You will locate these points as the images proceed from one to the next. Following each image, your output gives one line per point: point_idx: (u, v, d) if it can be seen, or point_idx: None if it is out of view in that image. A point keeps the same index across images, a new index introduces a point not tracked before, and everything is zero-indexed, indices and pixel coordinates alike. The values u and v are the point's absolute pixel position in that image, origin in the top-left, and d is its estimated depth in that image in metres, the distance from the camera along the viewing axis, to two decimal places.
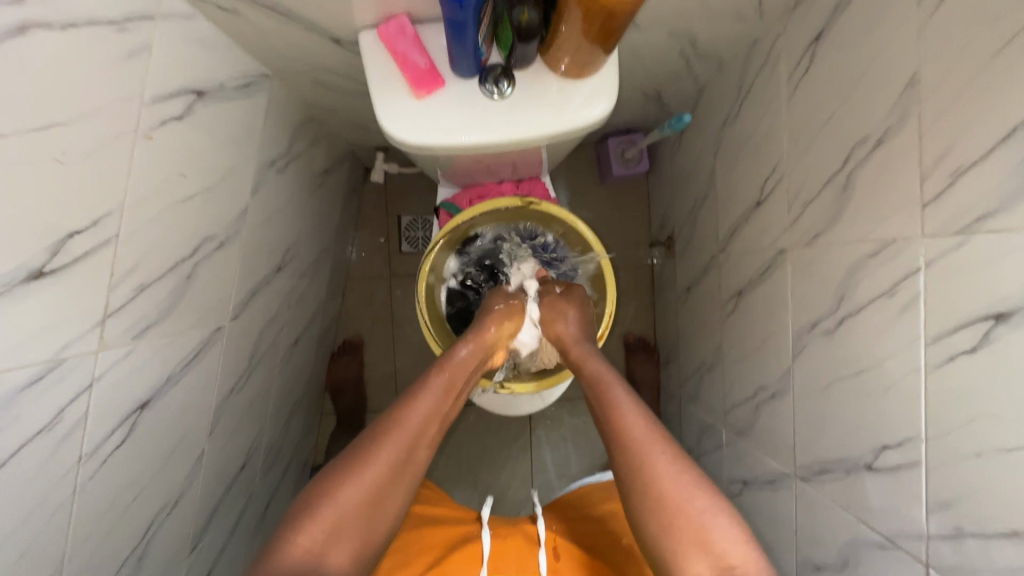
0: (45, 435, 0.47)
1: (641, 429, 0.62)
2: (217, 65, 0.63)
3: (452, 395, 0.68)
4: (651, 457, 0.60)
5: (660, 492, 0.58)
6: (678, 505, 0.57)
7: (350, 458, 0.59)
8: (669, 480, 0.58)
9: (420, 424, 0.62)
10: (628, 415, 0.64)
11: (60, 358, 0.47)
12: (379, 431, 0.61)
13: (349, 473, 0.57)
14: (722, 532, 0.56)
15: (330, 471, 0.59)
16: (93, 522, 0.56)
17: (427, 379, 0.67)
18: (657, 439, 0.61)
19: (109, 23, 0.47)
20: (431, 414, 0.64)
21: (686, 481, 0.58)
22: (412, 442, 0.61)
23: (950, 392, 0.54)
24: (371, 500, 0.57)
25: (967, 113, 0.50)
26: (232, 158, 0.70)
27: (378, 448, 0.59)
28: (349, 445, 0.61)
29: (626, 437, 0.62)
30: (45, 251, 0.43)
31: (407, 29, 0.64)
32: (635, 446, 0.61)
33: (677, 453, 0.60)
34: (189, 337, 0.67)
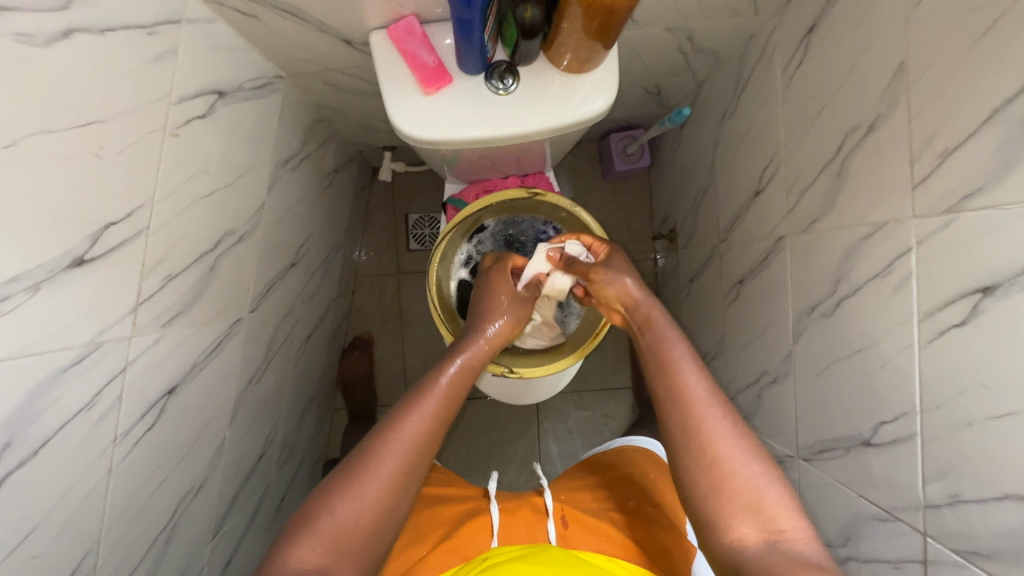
0: (85, 414, 0.51)
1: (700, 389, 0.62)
2: (235, 67, 0.67)
3: (450, 404, 0.67)
4: (708, 417, 0.60)
5: (713, 449, 0.58)
6: (730, 463, 0.57)
7: (347, 473, 0.58)
8: (722, 437, 0.58)
9: (416, 438, 0.61)
10: (690, 375, 0.64)
11: (98, 342, 0.50)
12: (374, 444, 0.60)
13: (348, 488, 0.57)
14: (775, 497, 0.55)
15: (326, 486, 0.58)
16: (126, 501, 0.59)
17: (422, 392, 0.66)
18: (715, 400, 0.61)
19: (141, 27, 0.50)
20: (428, 427, 0.63)
21: (741, 446, 0.58)
22: (409, 457, 0.60)
23: (942, 365, 0.56)
24: (371, 514, 0.56)
25: (952, 97, 0.53)
26: (250, 156, 0.73)
27: (376, 461, 0.58)
28: (342, 462, 0.60)
29: (687, 394, 0.62)
30: (86, 240, 0.47)
31: (415, 30, 0.67)
32: (694, 405, 0.61)
33: (734, 414, 0.61)
34: (211, 328, 0.70)
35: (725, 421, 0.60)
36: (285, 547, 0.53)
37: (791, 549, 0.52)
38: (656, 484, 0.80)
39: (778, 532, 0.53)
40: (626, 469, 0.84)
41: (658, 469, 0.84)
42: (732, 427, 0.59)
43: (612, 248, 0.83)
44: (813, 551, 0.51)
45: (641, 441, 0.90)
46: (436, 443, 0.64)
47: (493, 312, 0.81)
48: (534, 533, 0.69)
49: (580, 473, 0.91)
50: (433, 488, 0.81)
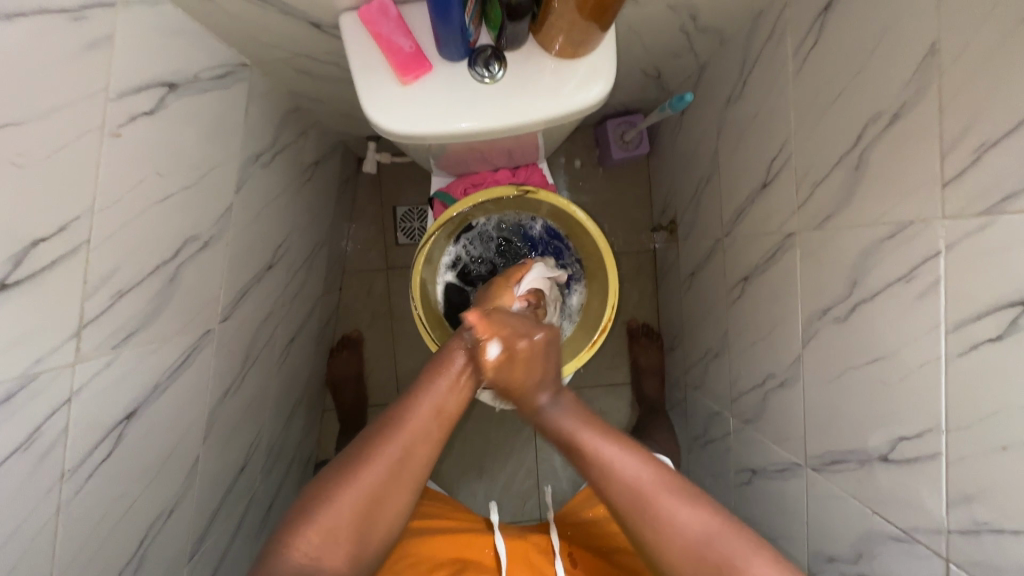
0: (22, 453, 0.45)
1: (637, 477, 0.59)
2: (188, 53, 0.60)
3: (469, 386, 0.65)
4: (660, 504, 0.57)
5: (673, 556, 0.56)
6: (694, 563, 0.56)
7: (358, 451, 0.57)
8: (677, 539, 0.56)
9: (426, 421, 0.59)
10: (620, 466, 0.59)
11: (33, 373, 0.45)
12: (383, 426, 0.59)
13: (353, 467, 0.56)
14: (755, 572, 0.54)
15: (337, 463, 0.57)
16: (82, 538, 0.55)
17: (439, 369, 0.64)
18: (656, 490, 0.58)
19: (63, 11, 0.43)
20: (439, 411, 0.61)
21: (701, 531, 0.56)
22: (416, 439, 0.58)
23: (973, 381, 0.51)
24: (369, 499, 0.55)
25: (991, 85, 0.47)
26: (212, 155, 0.66)
27: (380, 446, 0.57)
28: (356, 438, 0.60)
29: (626, 495, 0.58)
30: (8, 262, 0.41)
31: (389, 10, 0.59)
32: (640, 504, 0.57)
33: (684, 495, 0.58)
34: (176, 343, 0.65)
35: (676, 515, 0.57)
36: (294, 522, 0.53)
37: None
38: None
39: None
40: None
41: None
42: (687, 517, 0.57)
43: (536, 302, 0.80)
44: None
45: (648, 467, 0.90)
46: (446, 429, 0.61)
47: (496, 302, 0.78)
48: None
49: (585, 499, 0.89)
50: (431, 520, 0.77)
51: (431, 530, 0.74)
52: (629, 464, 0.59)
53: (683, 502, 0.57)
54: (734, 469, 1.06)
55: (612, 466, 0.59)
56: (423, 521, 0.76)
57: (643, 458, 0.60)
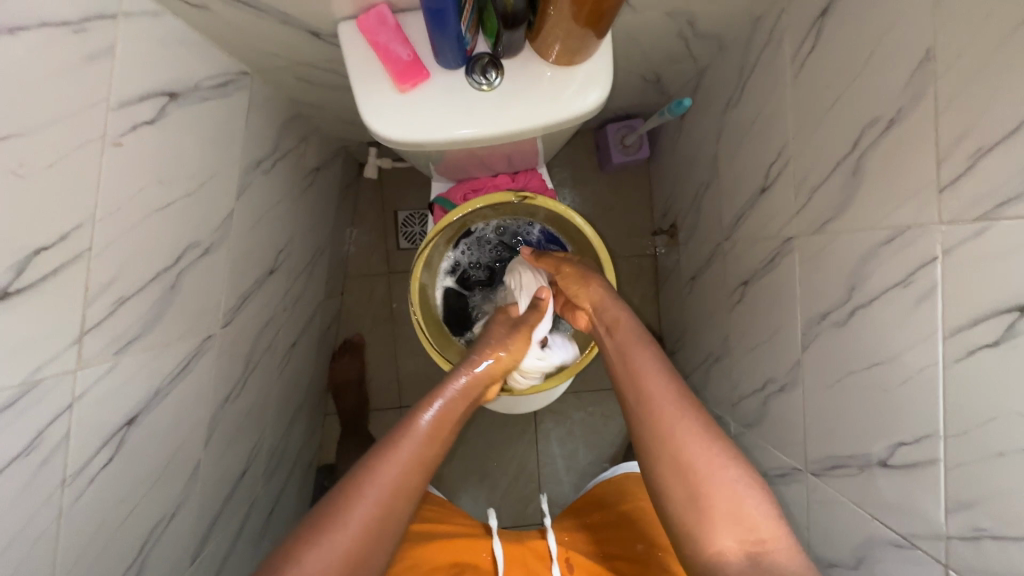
0: (24, 459, 0.46)
1: (667, 394, 0.62)
2: (189, 63, 0.61)
3: (436, 440, 0.64)
4: (680, 428, 0.59)
5: (687, 456, 0.57)
6: (705, 473, 0.55)
7: (320, 518, 0.54)
8: (693, 444, 0.58)
9: (395, 482, 0.57)
10: (657, 379, 0.64)
11: (35, 380, 0.45)
12: (349, 489, 0.56)
13: (319, 533, 0.52)
14: (755, 507, 0.53)
15: (294, 534, 0.53)
16: (83, 543, 0.55)
17: (401, 431, 0.62)
18: (683, 404, 0.61)
19: (65, 24, 0.44)
20: (407, 469, 0.59)
21: (714, 453, 0.57)
22: (388, 499, 0.56)
23: (971, 387, 0.51)
24: (342, 561, 0.52)
25: (985, 91, 0.47)
26: (213, 162, 0.67)
27: (350, 508, 0.54)
28: (315, 507, 0.56)
29: (653, 403, 0.62)
30: (10, 271, 0.41)
31: (388, 20, 0.61)
32: (664, 414, 0.60)
33: (705, 420, 0.60)
34: (177, 348, 0.65)
35: (693, 429, 0.59)
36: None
37: (775, 560, 0.50)
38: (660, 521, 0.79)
39: (760, 543, 0.51)
40: (632, 503, 0.82)
41: None
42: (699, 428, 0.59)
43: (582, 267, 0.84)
44: (799, 565, 0.49)
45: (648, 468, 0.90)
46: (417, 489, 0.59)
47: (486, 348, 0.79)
48: None
49: (588, 505, 0.89)
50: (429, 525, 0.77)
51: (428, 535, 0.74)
52: (663, 380, 0.64)
53: (701, 419, 0.60)
54: None
55: (648, 377, 0.65)
56: (420, 526, 0.76)
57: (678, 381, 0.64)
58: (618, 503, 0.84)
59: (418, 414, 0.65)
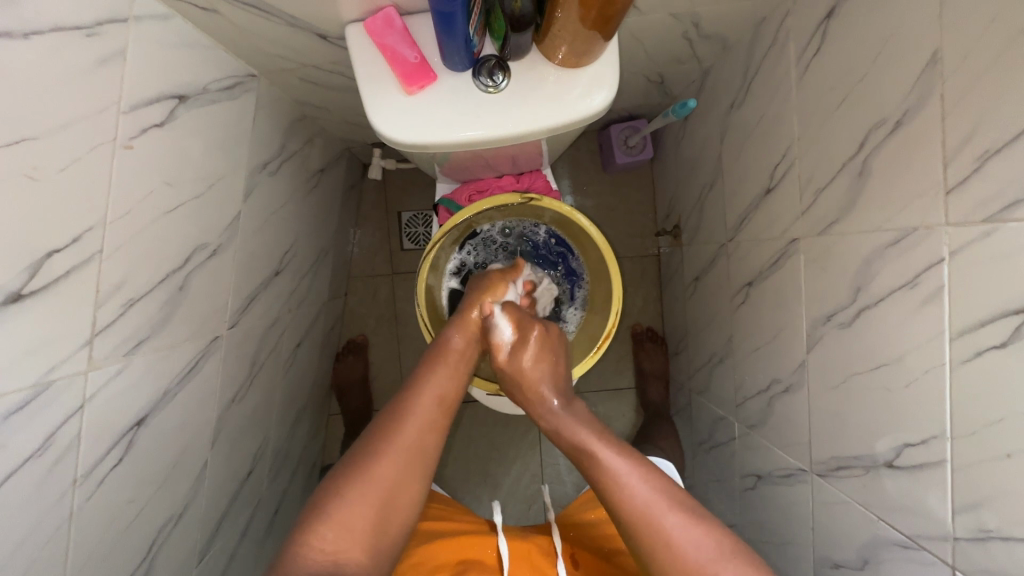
0: (36, 460, 0.46)
1: (644, 494, 0.61)
2: (198, 66, 0.61)
3: (456, 389, 0.70)
4: (666, 523, 0.59)
5: (680, 565, 0.57)
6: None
7: (358, 457, 0.60)
8: (683, 544, 0.58)
9: (423, 422, 0.63)
10: (631, 481, 0.61)
11: (47, 381, 0.46)
12: (382, 431, 0.62)
13: (359, 471, 0.59)
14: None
15: (336, 473, 0.60)
16: (93, 543, 0.55)
17: (422, 377, 0.68)
18: (661, 505, 0.60)
19: (78, 28, 0.45)
20: (433, 411, 0.65)
21: (707, 552, 0.57)
22: (418, 437, 0.62)
23: (978, 388, 0.51)
24: (383, 493, 0.58)
25: (992, 93, 0.47)
26: (221, 164, 0.68)
27: (383, 448, 0.60)
28: (351, 449, 0.62)
29: (631, 510, 0.60)
30: (24, 273, 0.42)
31: (395, 23, 0.61)
32: (646, 523, 0.59)
33: (687, 514, 0.60)
34: (185, 349, 0.65)
35: (682, 527, 0.58)
36: (308, 527, 0.55)
37: None
38: None
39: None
40: None
41: None
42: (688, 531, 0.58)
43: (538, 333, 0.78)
44: None
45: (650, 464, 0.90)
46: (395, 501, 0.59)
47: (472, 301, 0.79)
48: None
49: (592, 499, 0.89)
50: (433, 523, 0.78)
51: (433, 534, 0.75)
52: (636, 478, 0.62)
53: (687, 520, 0.59)
54: (739, 474, 1.06)
55: (619, 469, 0.63)
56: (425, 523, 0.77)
57: (651, 477, 0.62)
58: None
59: (437, 363, 0.71)
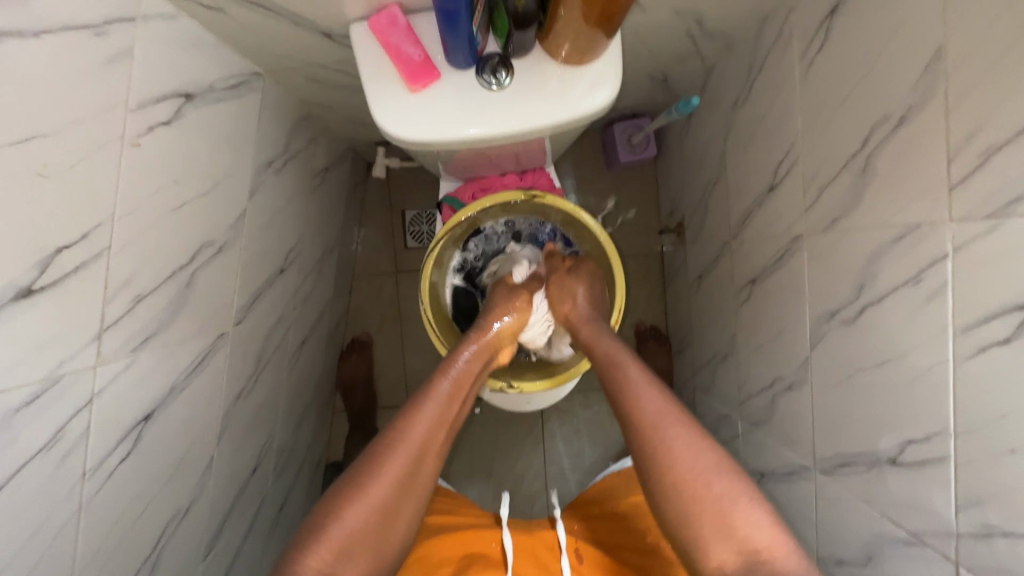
0: (46, 454, 0.47)
1: (657, 404, 0.63)
2: (204, 65, 0.62)
3: (467, 383, 0.71)
4: (673, 435, 0.60)
5: (679, 469, 0.58)
6: (700, 491, 0.57)
7: (354, 479, 0.58)
8: (685, 455, 0.59)
9: (418, 445, 0.61)
10: (647, 393, 0.64)
11: (57, 375, 0.46)
12: (374, 455, 0.60)
13: (351, 498, 0.57)
14: (753, 520, 0.56)
15: (332, 496, 0.58)
16: (102, 536, 0.56)
17: (423, 396, 0.66)
18: (673, 415, 0.62)
19: (87, 27, 0.45)
20: (427, 433, 0.63)
21: (708, 464, 0.58)
22: (413, 461, 0.60)
23: (981, 385, 0.51)
24: (378, 519, 0.57)
25: (995, 88, 0.47)
26: (227, 163, 0.68)
27: (382, 466, 0.59)
28: (347, 471, 0.61)
29: (643, 416, 0.63)
30: (34, 268, 0.43)
31: (399, 21, 0.61)
32: (654, 429, 0.61)
33: (695, 429, 0.61)
34: (192, 345, 0.66)
35: (686, 437, 0.60)
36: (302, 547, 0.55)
37: (768, 568, 0.54)
38: None
39: (756, 552, 0.55)
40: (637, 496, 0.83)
41: None
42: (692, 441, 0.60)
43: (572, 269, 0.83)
44: (792, 567, 0.54)
45: None
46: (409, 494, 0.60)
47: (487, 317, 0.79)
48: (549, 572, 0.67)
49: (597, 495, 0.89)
50: (437, 517, 0.78)
51: (437, 528, 0.75)
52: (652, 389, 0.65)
53: (695, 430, 0.61)
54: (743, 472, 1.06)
55: (637, 390, 0.65)
56: (430, 518, 0.77)
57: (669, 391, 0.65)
58: (624, 495, 0.85)
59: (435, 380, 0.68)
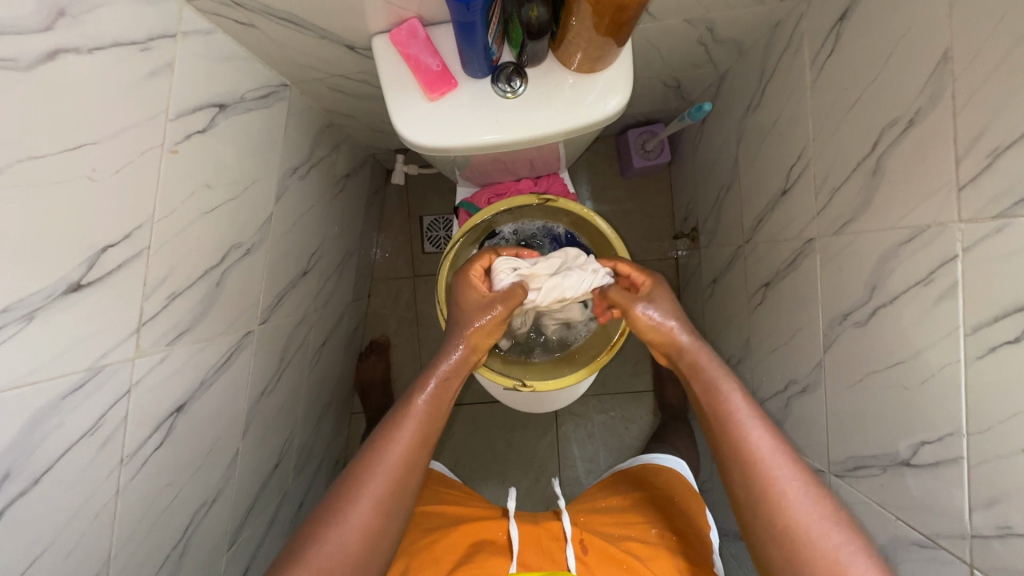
0: (88, 439, 0.50)
1: (764, 443, 0.58)
2: (237, 78, 0.66)
3: (442, 399, 0.67)
4: (782, 478, 0.56)
5: (790, 513, 0.54)
6: (808, 539, 0.53)
7: (341, 495, 0.56)
8: (793, 494, 0.55)
9: (404, 459, 0.59)
10: (753, 429, 0.60)
11: (99, 366, 0.50)
12: (354, 477, 0.57)
13: (337, 513, 0.54)
14: (860, 568, 0.51)
15: (315, 513, 0.55)
16: (135, 521, 0.59)
17: (399, 413, 0.63)
18: (783, 455, 0.58)
19: (133, 43, 0.49)
20: (411, 447, 0.60)
21: (820, 511, 0.54)
22: (398, 478, 0.58)
23: (992, 385, 0.51)
24: (368, 537, 0.55)
25: (1001, 90, 0.48)
26: (256, 169, 0.72)
27: (367, 477, 0.57)
28: (331, 488, 0.57)
29: (751, 452, 0.58)
30: (82, 265, 0.46)
31: (418, 33, 0.65)
32: (764, 466, 0.57)
33: (806, 475, 0.57)
34: (220, 342, 0.69)
35: (796, 479, 0.56)
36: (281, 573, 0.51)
37: None
38: (678, 509, 0.80)
39: None
40: (646, 492, 0.85)
41: (683, 492, 0.83)
42: (803, 484, 0.56)
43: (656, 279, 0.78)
44: None
45: (664, 460, 0.90)
46: (394, 512, 0.57)
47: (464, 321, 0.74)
48: (552, 559, 0.68)
49: (609, 491, 0.90)
50: (446, 508, 0.80)
51: (447, 520, 0.77)
52: (756, 420, 0.60)
53: (796, 465, 0.57)
54: None
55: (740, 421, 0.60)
56: (440, 509, 0.79)
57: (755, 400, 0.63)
58: (635, 491, 0.86)
59: (415, 391, 0.65)
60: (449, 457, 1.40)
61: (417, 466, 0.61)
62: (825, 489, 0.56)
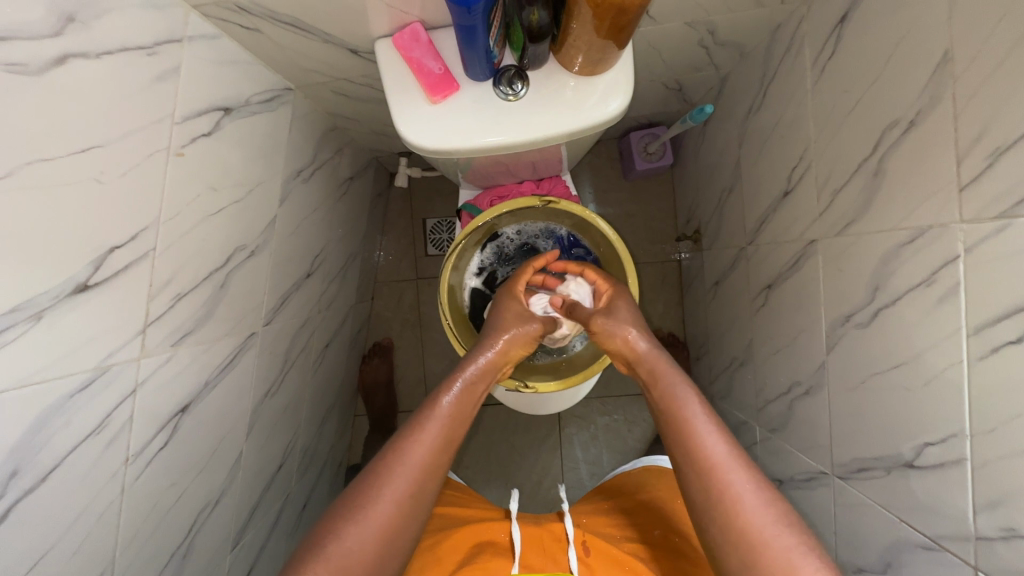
0: (94, 438, 0.51)
1: (719, 448, 0.58)
2: (242, 82, 0.67)
3: (466, 404, 0.67)
4: (735, 482, 0.55)
5: (742, 517, 0.53)
6: (760, 542, 0.51)
7: (360, 492, 0.55)
8: (747, 499, 0.54)
9: (428, 458, 0.59)
10: (709, 435, 0.59)
11: (106, 365, 0.50)
12: (375, 475, 0.57)
13: (359, 510, 0.53)
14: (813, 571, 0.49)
15: (332, 510, 0.54)
16: (140, 520, 0.60)
17: (424, 414, 0.62)
18: (738, 460, 0.57)
19: (141, 48, 0.50)
20: (435, 448, 0.60)
21: (774, 516, 0.53)
22: (421, 477, 0.57)
23: (994, 385, 0.51)
24: (386, 535, 0.54)
25: (1001, 91, 0.48)
26: (261, 171, 0.73)
27: (389, 476, 0.56)
28: (347, 487, 0.57)
29: (706, 457, 0.58)
30: (89, 266, 0.47)
31: (421, 37, 0.65)
32: (718, 469, 0.56)
33: (760, 480, 0.56)
34: (225, 343, 0.70)
35: (751, 484, 0.55)
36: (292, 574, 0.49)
37: None
38: (679, 512, 0.80)
39: None
40: (648, 493, 0.85)
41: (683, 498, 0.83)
42: (757, 488, 0.55)
43: (617, 291, 0.82)
44: None
45: (667, 462, 0.90)
46: (414, 512, 0.56)
47: (495, 331, 0.77)
48: (555, 559, 0.68)
49: (609, 493, 0.90)
50: (447, 510, 0.80)
51: (447, 523, 0.76)
52: (711, 428, 0.60)
53: (750, 471, 0.56)
54: None
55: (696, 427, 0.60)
56: (440, 511, 0.79)
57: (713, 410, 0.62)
58: (635, 493, 0.86)
59: (440, 394, 0.65)
60: (453, 460, 1.41)
61: (439, 469, 0.60)
62: (781, 496, 0.55)
